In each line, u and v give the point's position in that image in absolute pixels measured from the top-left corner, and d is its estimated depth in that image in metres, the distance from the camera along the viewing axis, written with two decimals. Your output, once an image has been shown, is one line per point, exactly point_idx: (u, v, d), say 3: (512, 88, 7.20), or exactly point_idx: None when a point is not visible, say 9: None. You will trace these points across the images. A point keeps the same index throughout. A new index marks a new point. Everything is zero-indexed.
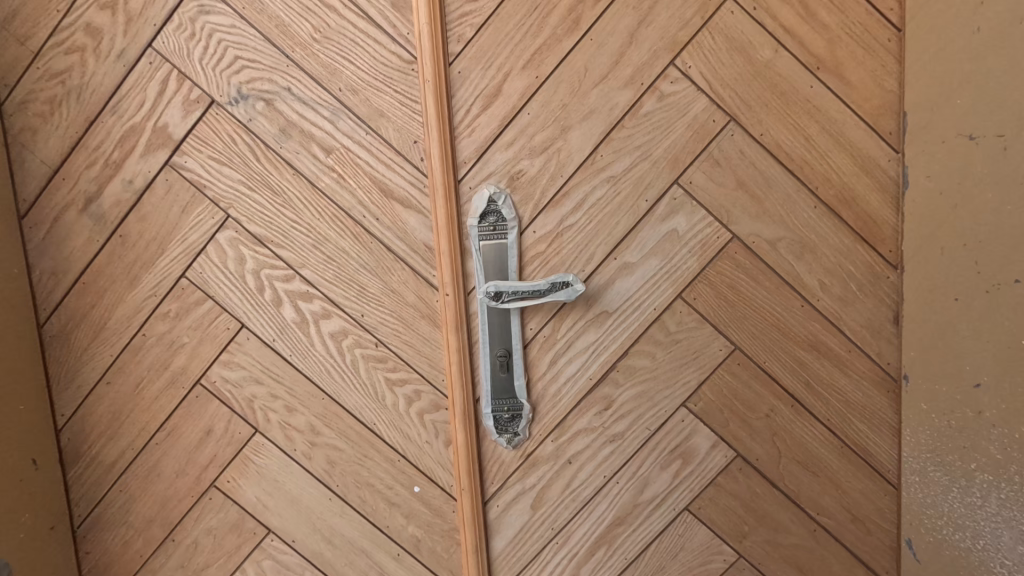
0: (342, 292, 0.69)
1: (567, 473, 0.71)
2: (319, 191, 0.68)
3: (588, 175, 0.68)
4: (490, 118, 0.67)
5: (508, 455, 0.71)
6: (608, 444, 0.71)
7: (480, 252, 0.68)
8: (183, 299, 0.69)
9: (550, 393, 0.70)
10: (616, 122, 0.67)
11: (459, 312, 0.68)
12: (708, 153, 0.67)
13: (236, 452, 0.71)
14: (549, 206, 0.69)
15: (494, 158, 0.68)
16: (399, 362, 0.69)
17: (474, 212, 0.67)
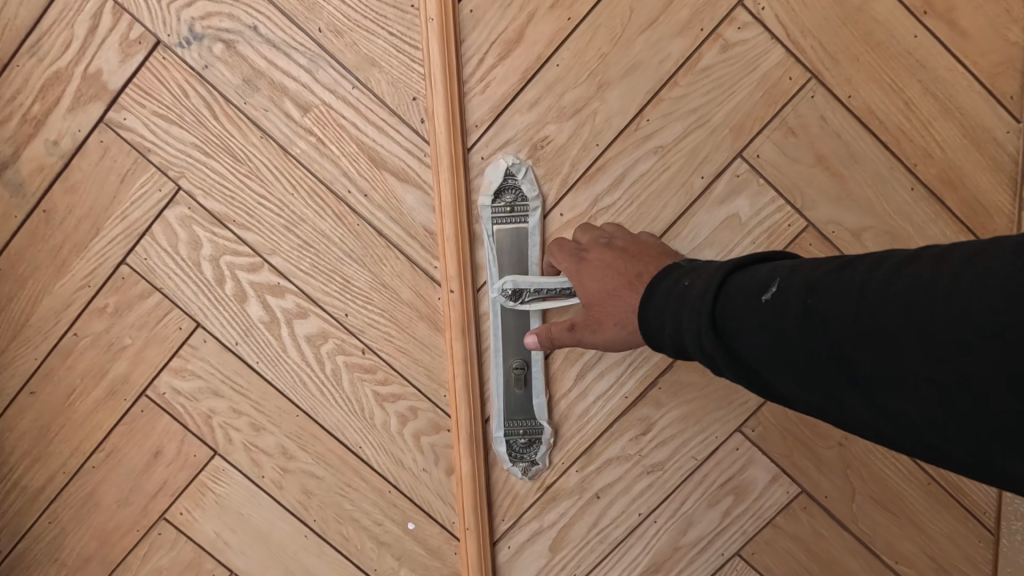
0: (322, 286, 0.56)
1: (594, 510, 0.59)
2: (293, 160, 0.54)
3: (630, 144, 0.55)
4: (508, 70, 0.54)
5: (523, 487, 0.58)
6: (645, 476, 0.58)
7: (493, 238, 0.55)
8: (123, 291, 0.56)
9: (575, 414, 0.58)
10: (667, 79, 0.54)
11: (466, 313, 0.55)
12: (781, 119, 0.54)
13: (191, 478, 0.58)
14: (579, 183, 0.55)
15: (513, 122, 0.55)
16: (391, 374, 0.57)
17: (488, 189, 0.54)
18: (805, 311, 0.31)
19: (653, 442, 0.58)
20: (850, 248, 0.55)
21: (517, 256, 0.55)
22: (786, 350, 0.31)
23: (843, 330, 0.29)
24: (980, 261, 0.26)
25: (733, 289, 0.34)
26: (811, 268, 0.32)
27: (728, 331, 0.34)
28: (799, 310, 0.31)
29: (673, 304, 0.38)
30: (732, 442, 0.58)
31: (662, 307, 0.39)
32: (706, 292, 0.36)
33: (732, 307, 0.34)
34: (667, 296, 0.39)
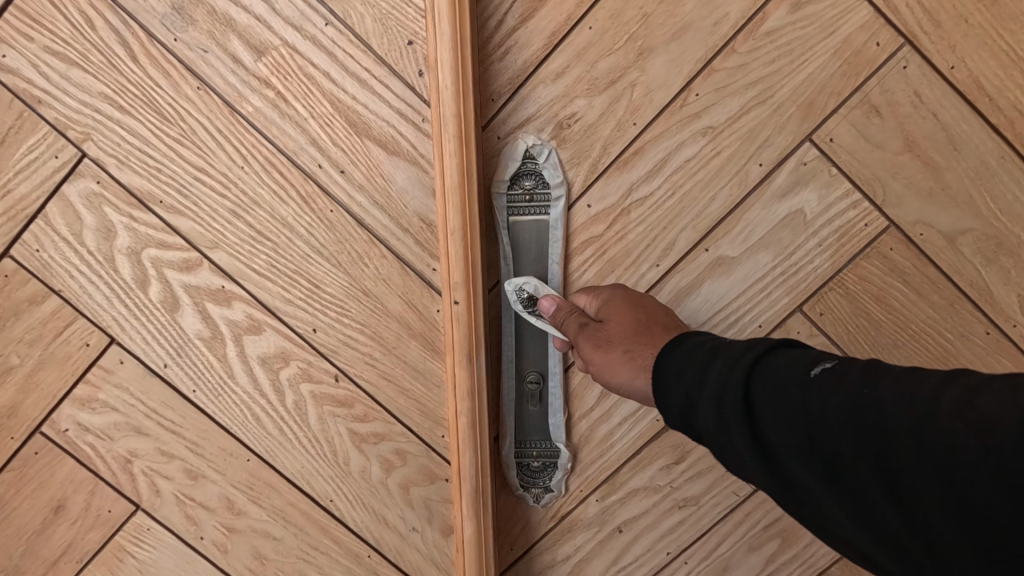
0: (283, 291, 0.42)
1: (615, 547, 0.49)
2: (241, 120, 0.40)
3: (674, 122, 0.46)
4: (532, 31, 0.45)
5: (534, 516, 0.49)
6: (677, 511, 0.48)
7: (509, 232, 0.47)
8: (7, 295, 0.41)
9: (598, 435, 0.48)
10: (723, 45, 0.45)
11: (474, 332, 0.41)
12: (864, 94, 0.45)
13: (104, 540, 0.44)
14: (611, 168, 0.47)
15: (536, 94, 0.46)
16: (373, 408, 0.43)
17: (504, 173, 0.46)
18: (868, 413, 0.25)
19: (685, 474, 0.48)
20: (943, 253, 0.46)
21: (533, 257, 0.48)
22: (816, 438, 0.26)
23: (912, 453, 0.23)
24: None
25: (778, 365, 0.28)
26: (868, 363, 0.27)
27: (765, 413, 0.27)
28: (861, 413, 0.25)
29: (699, 357, 0.31)
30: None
31: (688, 362, 0.31)
32: (746, 352, 0.29)
33: (776, 384, 0.27)
34: (697, 349, 0.31)
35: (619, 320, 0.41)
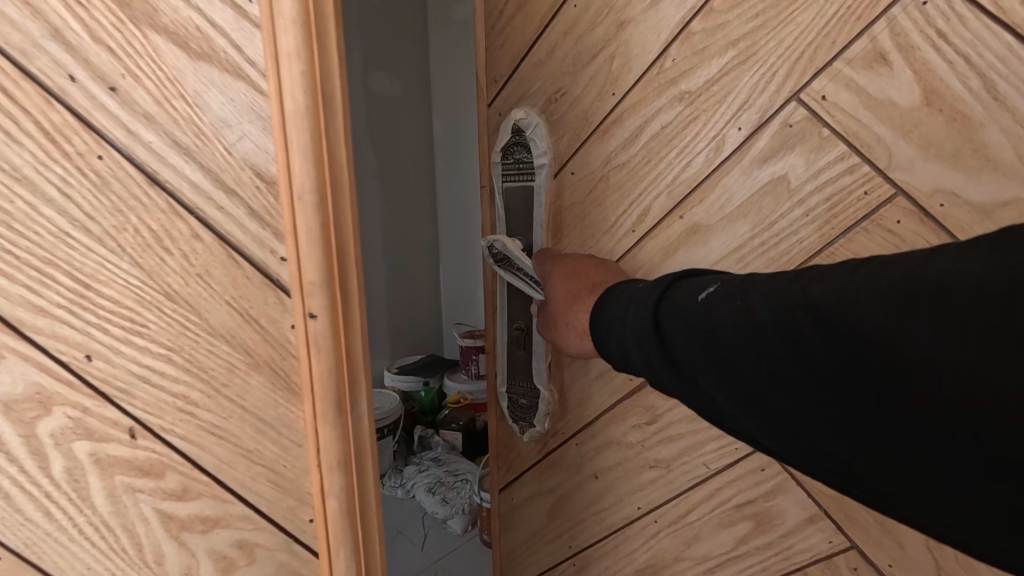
0: (62, 340, 0.48)
1: (593, 480, 1.11)
2: (47, 116, 0.46)
3: (651, 86, 0.87)
4: (535, 31, 0.96)
5: (526, 445, 1.19)
6: (651, 468, 1.03)
7: (504, 189, 1.02)
8: None
9: (573, 389, 1.10)
10: (703, 8, 0.81)
11: (339, 362, 0.56)
12: (872, 41, 0.70)
13: None
14: (614, 119, 0.91)
15: (667, 52, 0.85)
16: (169, 461, 0.53)
17: (501, 146, 1.01)
18: (744, 325, 0.51)
19: (643, 440, 1.04)
20: (969, 227, 0.67)
21: (522, 197, 1.01)
22: (717, 348, 0.52)
23: (778, 354, 0.48)
24: (925, 269, 0.42)
25: (682, 297, 0.58)
26: (756, 282, 0.53)
27: (677, 356, 0.56)
28: (736, 336, 0.51)
29: (629, 312, 0.62)
30: (714, 466, 0.97)
31: (615, 317, 0.64)
32: (650, 299, 0.60)
33: (683, 319, 0.56)
34: (621, 307, 0.64)
35: (563, 293, 0.85)
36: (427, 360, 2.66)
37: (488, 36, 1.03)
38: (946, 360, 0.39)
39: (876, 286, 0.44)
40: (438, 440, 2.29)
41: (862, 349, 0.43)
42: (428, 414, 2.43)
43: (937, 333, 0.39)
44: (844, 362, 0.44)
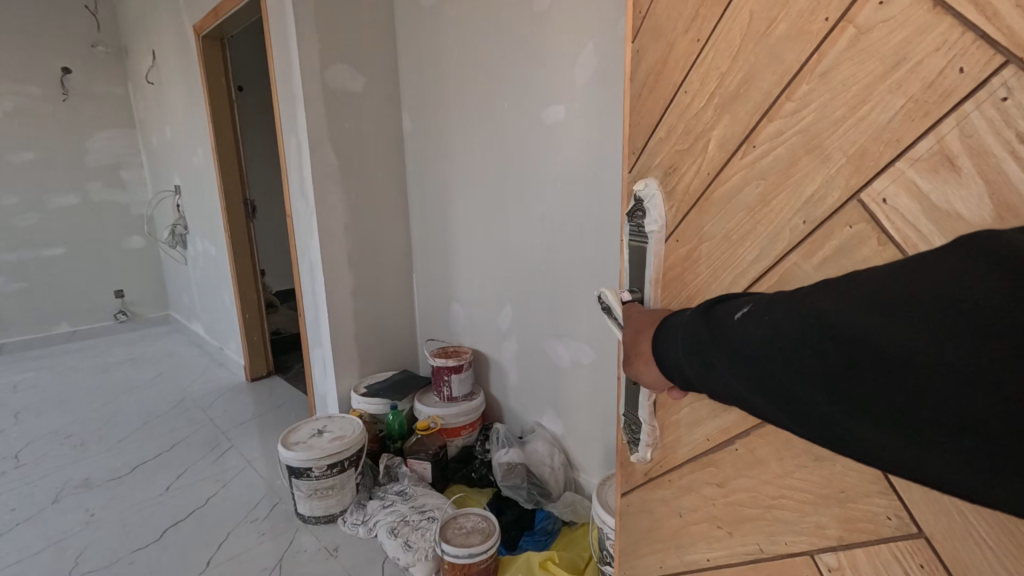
0: None
1: (676, 518, 1.01)
2: None
3: (738, 166, 0.78)
4: (659, 100, 0.95)
5: (638, 467, 1.10)
6: (718, 529, 0.90)
7: (629, 249, 1.03)
8: None
9: (672, 431, 1.00)
10: (773, 101, 0.71)
11: None
12: (937, 138, 0.53)
13: None
14: (703, 198, 0.85)
15: (756, 144, 0.74)
16: None
17: (629, 206, 1.03)
18: (763, 338, 0.54)
19: (713, 498, 0.91)
20: None
21: (636, 260, 1.01)
22: (744, 358, 0.56)
23: (794, 360, 0.52)
24: (905, 273, 0.46)
25: (719, 314, 0.62)
26: (773, 296, 0.57)
27: (711, 362, 0.60)
28: (759, 347, 0.55)
29: (678, 330, 0.67)
30: (768, 551, 0.81)
31: (668, 335, 0.68)
32: (693, 317, 0.65)
33: (717, 334, 0.60)
34: (673, 326, 0.68)
35: (629, 333, 0.81)
36: (398, 378, 2.48)
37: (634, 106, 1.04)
38: (932, 350, 0.43)
39: (863, 293, 0.47)
40: (404, 470, 2.12)
41: (867, 351, 0.47)
42: (397, 441, 2.25)
43: (922, 329, 0.43)
44: (850, 362, 0.48)
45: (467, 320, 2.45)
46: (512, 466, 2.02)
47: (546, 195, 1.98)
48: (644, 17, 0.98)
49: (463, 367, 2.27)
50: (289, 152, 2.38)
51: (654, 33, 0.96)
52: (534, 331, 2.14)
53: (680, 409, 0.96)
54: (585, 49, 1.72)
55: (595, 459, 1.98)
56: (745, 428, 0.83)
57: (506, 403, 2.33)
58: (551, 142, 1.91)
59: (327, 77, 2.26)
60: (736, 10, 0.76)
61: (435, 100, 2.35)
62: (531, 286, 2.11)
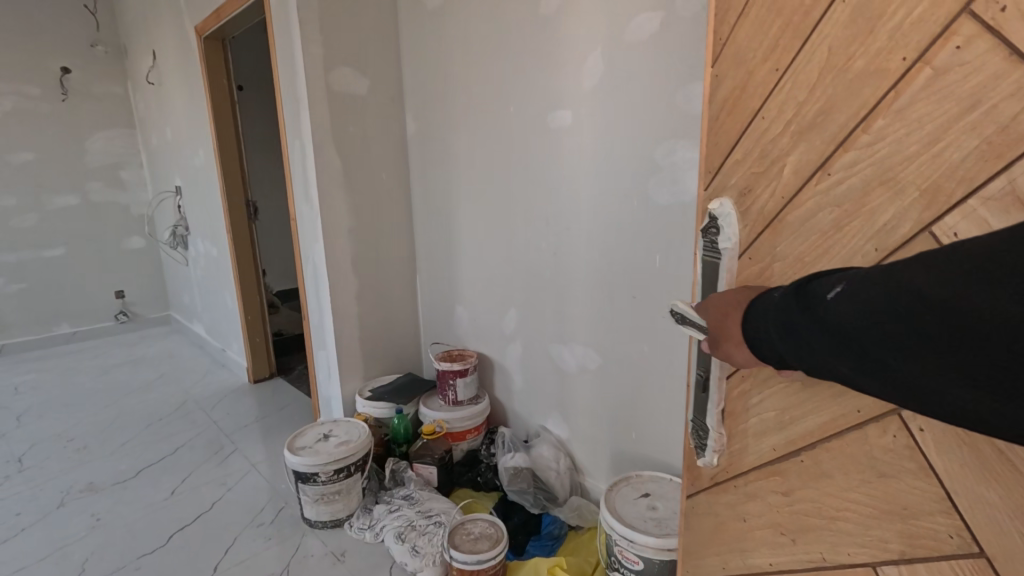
0: None
1: (739, 520, 0.99)
2: None
3: (813, 191, 0.78)
4: (736, 122, 0.93)
5: (705, 471, 1.07)
6: (781, 535, 0.91)
7: (701, 266, 1.02)
8: None
9: (743, 434, 0.97)
10: (850, 131, 0.72)
11: None
12: (1009, 180, 0.56)
13: None
14: (776, 220, 0.85)
15: (832, 172, 0.75)
16: None
17: (702, 222, 1.02)
18: (858, 316, 0.56)
19: (777, 504, 0.91)
20: None
21: (709, 277, 0.99)
22: (838, 335, 0.58)
23: (892, 334, 0.53)
24: (1002, 241, 0.46)
25: (808, 293, 0.63)
26: (863, 272, 0.58)
27: (796, 325, 0.63)
28: (854, 325, 0.56)
29: (768, 311, 0.68)
30: (831, 560, 0.82)
31: (760, 316, 0.70)
32: (782, 298, 0.66)
33: (808, 314, 0.62)
34: (763, 308, 0.70)
35: (716, 318, 0.81)
36: (402, 382, 2.47)
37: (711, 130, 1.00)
38: None
39: (960, 266, 0.49)
40: (410, 475, 2.12)
41: (971, 321, 0.48)
42: (402, 445, 2.25)
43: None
44: (953, 332, 0.49)
45: (471, 323, 2.45)
46: (518, 470, 2.02)
47: (551, 199, 1.97)
48: (724, 43, 0.94)
49: (468, 371, 2.28)
50: (293, 155, 2.37)
51: (734, 54, 0.92)
52: (538, 335, 2.14)
53: (748, 418, 0.95)
54: (592, 54, 1.72)
55: (601, 465, 1.99)
56: (812, 440, 0.83)
57: (511, 406, 2.33)
58: (556, 146, 1.90)
59: (331, 79, 2.25)
60: (813, 46, 0.76)
61: (440, 103, 2.34)
62: (537, 291, 2.11)
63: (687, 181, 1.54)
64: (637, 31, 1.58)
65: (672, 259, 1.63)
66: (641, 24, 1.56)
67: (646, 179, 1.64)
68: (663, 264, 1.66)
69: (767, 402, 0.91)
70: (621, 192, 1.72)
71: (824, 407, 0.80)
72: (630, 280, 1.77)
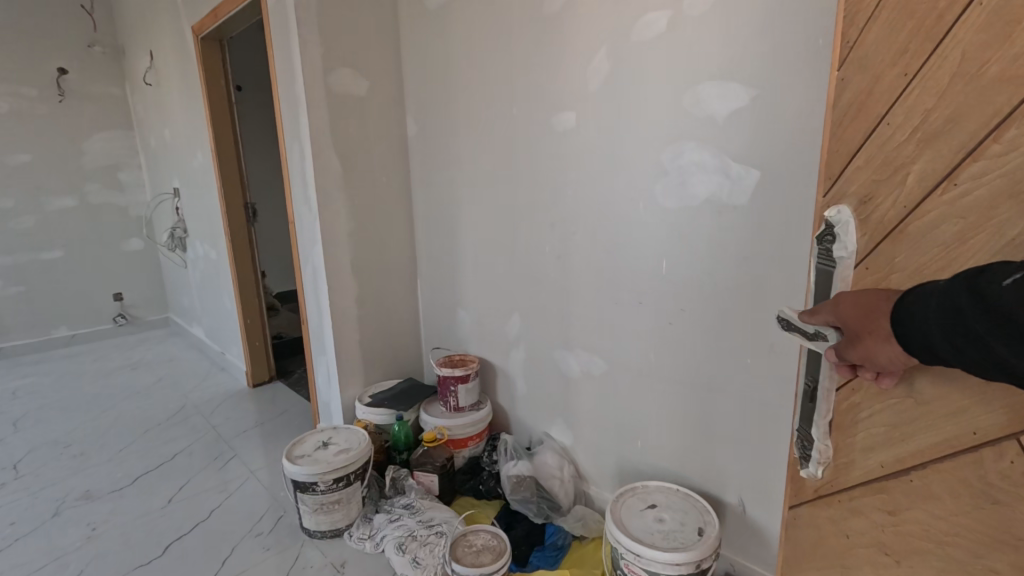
0: None
1: (840, 537, 0.94)
2: None
3: (938, 203, 0.75)
4: (858, 126, 0.86)
5: (809, 484, 1.00)
6: (886, 555, 0.87)
7: (816, 275, 0.96)
8: None
9: (853, 447, 0.90)
10: (982, 141, 0.69)
11: None
12: None
13: None
14: (898, 231, 0.80)
15: (962, 181, 0.72)
16: None
17: (819, 229, 0.96)
18: None
19: (884, 524, 0.87)
20: None
21: (822, 287, 0.94)
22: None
23: None
24: None
25: (982, 283, 0.58)
26: None
27: (962, 308, 0.60)
28: None
29: (927, 300, 0.64)
30: None
31: (916, 306, 0.65)
32: (948, 288, 0.62)
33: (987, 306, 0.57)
34: (919, 297, 0.65)
35: (853, 314, 0.76)
36: (403, 388, 2.43)
37: (833, 139, 0.91)
38: None
39: None
40: (411, 483, 2.08)
41: None
42: (403, 452, 2.21)
43: None
44: None
45: (474, 327, 2.41)
46: (521, 479, 1.98)
47: (554, 204, 1.94)
48: (852, 46, 0.86)
49: (470, 377, 2.24)
50: (291, 157, 2.32)
51: (857, 54, 0.85)
52: (541, 340, 2.10)
53: (855, 432, 0.90)
54: (597, 53, 1.67)
55: (606, 473, 1.95)
56: (923, 460, 0.80)
57: (514, 412, 2.29)
58: (560, 149, 1.87)
59: (331, 80, 2.22)
60: (946, 49, 0.72)
61: (441, 104, 2.30)
62: (541, 295, 2.07)
63: (695, 184, 1.50)
64: (644, 31, 1.54)
65: (681, 264, 1.59)
66: (646, 25, 1.53)
67: (653, 182, 1.60)
68: (668, 269, 1.62)
69: (876, 418, 0.86)
70: (627, 198, 1.68)
71: (933, 427, 0.78)
72: (637, 285, 1.72)
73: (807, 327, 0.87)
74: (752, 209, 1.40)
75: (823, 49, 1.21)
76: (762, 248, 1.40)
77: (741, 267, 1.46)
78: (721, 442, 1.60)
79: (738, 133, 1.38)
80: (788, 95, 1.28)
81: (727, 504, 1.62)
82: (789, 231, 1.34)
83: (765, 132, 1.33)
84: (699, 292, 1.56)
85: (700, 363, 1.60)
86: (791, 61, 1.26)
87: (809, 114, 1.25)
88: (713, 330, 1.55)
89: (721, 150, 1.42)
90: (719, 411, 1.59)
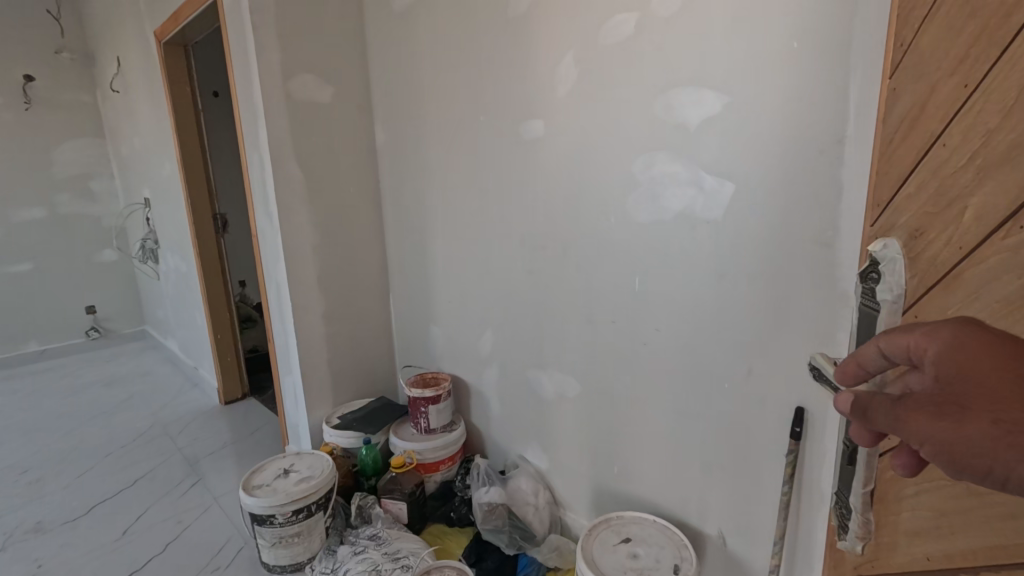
0: None
1: None
2: None
3: (1007, 247, 0.65)
4: (909, 146, 0.77)
5: (850, 557, 0.93)
6: None
7: (860, 314, 0.90)
8: None
9: (894, 526, 0.83)
10: None
11: None
12: None
13: None
14: (953, 275, 0.72)
15: None
16: None
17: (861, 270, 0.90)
18: None
19: None
20: None
21: (866, 327, 0.88)
22: None
23: None
24: None
25: None
26: None
27: None
28: None
29: None
30: None
31: None
32: None
33: None
34: None
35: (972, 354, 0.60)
36: (372, 409, 2.32)
37: (880, 158, 0.83)
38: None
39: None
40: (378, 512, 1.95)
41: None
42: (371, 478, 2.10)
43: None
44: None
45: (447, 344, 2.30)
46: (492, 507, 1.87)
47: (524, 217, 1.84)
48: (908, 47, 0.76)
49: (441, 398, 2.13)
50: (251, 168, 2.21)
51: (913, 60, 0.75)
52: (515, 359, 2.00)
53: (900, 510, 0.83)
54: (564, 58, 1.58)
55: (582, 499, 1.85)
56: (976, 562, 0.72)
57: (489, 433, 2.19)
58: (527, 159, 1.77)
59: (290, 87, 2.11)
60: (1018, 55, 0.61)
61: (408, 112, 2.20)
62: (513, 312, 1.97)
63: (667, 198, 1.40)
64: (611, 34, 1.44)
65: (654, 282, 1.49)
66: (613, 27, 1.43)
67: (624, 195, 1.50)
68: (641, 286, 1.52)
69: (923, 499, 0.79)
70: (597, 211, 1.59)
71: (990, 525, 0.70)
72: (609, 303, 1.62)
73: (831, 373, 0.86)
74: (727, 225, 1.30)
75: (797, 53, 1.12)
76: (738, 265, 1.30)
77: (716, 287, 1.36)
78: (699, 471, 1.50)
79: (710, 144, 1.29)
80: (762, 102, 1.18)
81: (705, 537, 1.52)
82: (765, 247, 1.25)
83: (739, 142, 1.24)
84: (674, 311, 1.46)
85: (677, 387, 1.50)
86: (764, 66, 1.17)
87: (784, 123, 1.16)
88: (689, 354, 1.45)
89: (694, 161, 1.33)
90: (694, 439, 1.49)
